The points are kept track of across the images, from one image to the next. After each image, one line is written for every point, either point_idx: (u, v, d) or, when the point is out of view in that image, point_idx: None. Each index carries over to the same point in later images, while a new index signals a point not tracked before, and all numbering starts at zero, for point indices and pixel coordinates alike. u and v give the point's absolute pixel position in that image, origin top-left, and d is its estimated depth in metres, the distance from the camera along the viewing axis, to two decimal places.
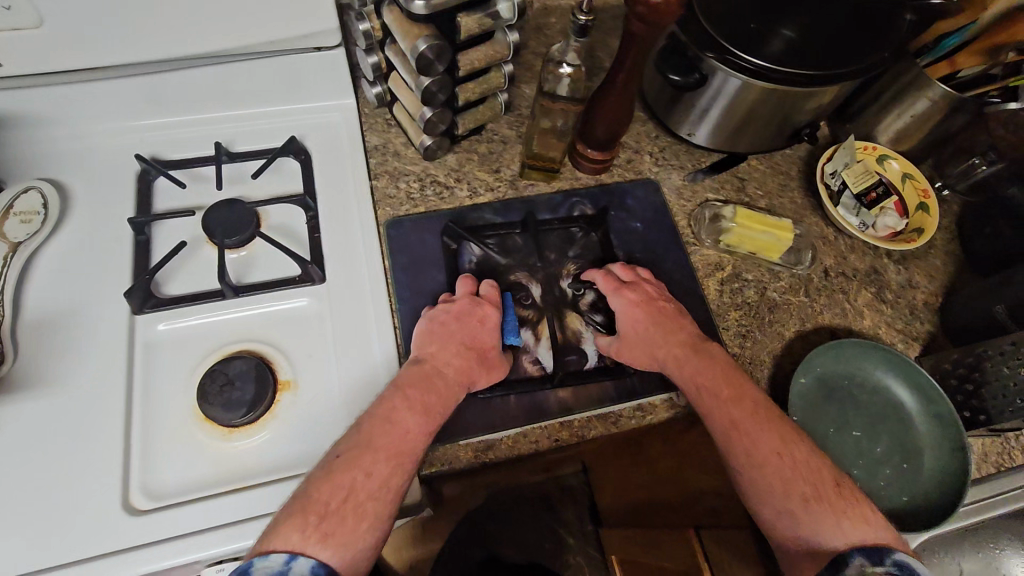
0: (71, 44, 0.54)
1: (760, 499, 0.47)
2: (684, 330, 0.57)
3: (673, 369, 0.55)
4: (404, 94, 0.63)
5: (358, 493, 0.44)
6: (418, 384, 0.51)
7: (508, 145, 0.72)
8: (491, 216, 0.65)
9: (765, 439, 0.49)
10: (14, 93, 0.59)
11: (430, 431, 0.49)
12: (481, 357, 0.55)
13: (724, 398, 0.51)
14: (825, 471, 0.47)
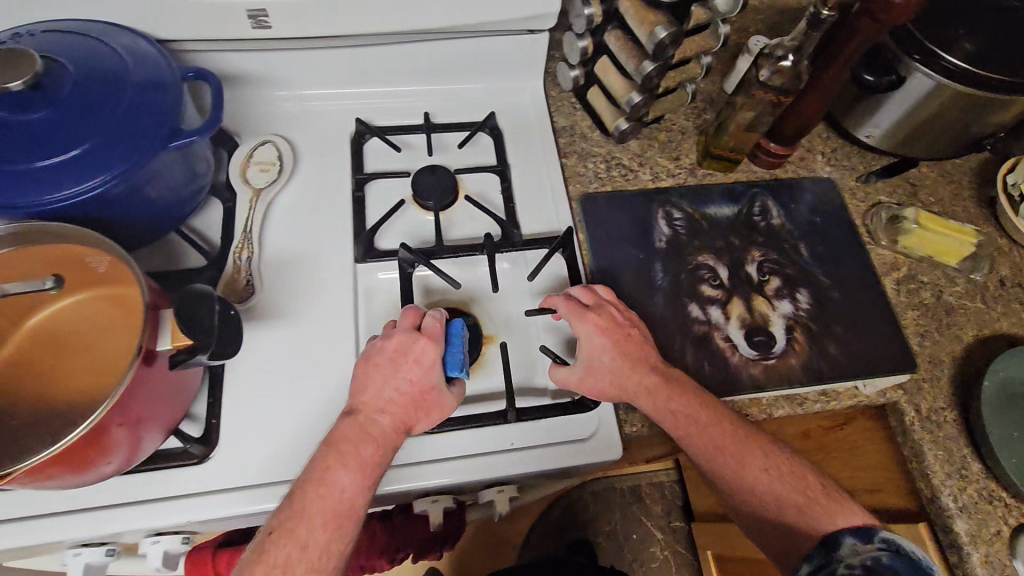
0: (325, 12, 0.59)
1: (765, 516, 0.52)
2: (641, 382, 0.54)
3: (644, 403, 0.54)
4: (611, 78, 0.65)
5: (295, 567, 0.43)
6: (353, 437, 0.49)
7: (686, 134, 0.75)
8: (677, 200, 0.69)
9: (725, 461, 0.52)
10: (259, 54, 0.65)
11: (368, 485, 0.47)
12: (416, 398, 0.52)
13: (702, 427, 0.53)
14: (804, 475, 0.52)
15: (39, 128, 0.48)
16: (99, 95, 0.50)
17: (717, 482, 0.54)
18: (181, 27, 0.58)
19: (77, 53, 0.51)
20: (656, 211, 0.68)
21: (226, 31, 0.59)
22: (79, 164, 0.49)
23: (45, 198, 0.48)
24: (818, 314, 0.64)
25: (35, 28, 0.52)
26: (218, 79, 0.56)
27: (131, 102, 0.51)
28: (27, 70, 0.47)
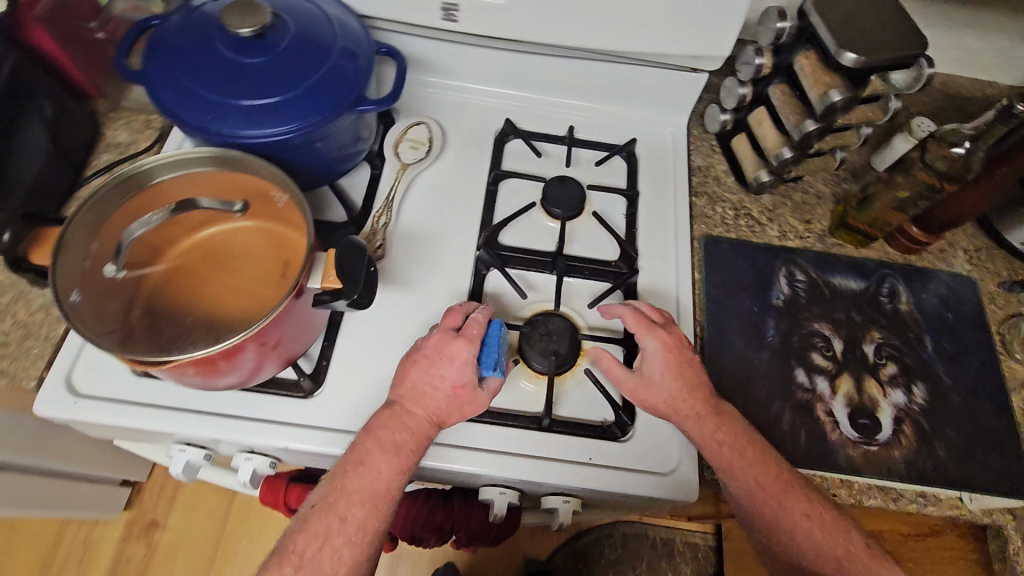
0: (510, 18, 0.64)
1: (801, 564, 0.49)
2: (696, 405, 0.53)
3: (697, 429, 0.52)
4: (765, 130, 0.66)
5: (333, 539, 0.45)
6: (391, 427, 0.50)
7: (821, 200, 0.74)
8: (803, 263, 0.68)
9: (767, 503, 0.50)
10: (439, 45, 0.71)
11: (403, 469, 0.49)
12: (451, 396, 0.52)
13: (748, 458, 0.51)
14: (848, 528, 0.49)
15: (250, 71, 0.55)
16: (304, 54, 0.56)
17: (752, 522, 0.51)
18: (383, 6, 0.64)
19: (294, 14, 0.57)
20: (779, 268, 0.67)
21: (418, 16, 0.65)
22: (274, 108, 0.54)
23: (240, 132, 0.54)
24: (932, 412, 0.60)
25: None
26: (405, 60, 0.60)
27: (328, 65, 0.56)
28: (256, 21, 0.53)
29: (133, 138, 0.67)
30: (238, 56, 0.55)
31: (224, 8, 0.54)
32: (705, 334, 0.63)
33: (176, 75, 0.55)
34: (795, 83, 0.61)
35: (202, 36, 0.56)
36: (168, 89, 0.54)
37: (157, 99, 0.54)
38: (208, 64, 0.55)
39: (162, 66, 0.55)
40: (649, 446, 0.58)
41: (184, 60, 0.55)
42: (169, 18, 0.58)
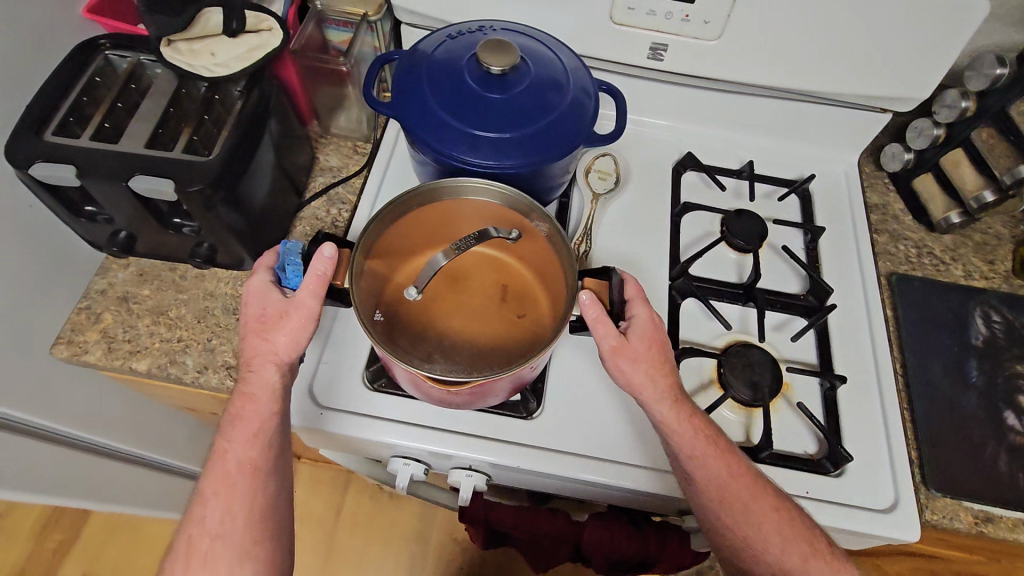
0: (714, 59, 0.66)
1: (759, 553, 0.51)
2: (667, 385, 0.53)
3: (667, 410, 0.52)
4: (963, 171, 0.67)
5: (210, 528, 0.49)
6: (252, 412, 0.51)
7: (1001, 241, 0.74)
8: (996, 303, 0.68)
9: (729, 494, 0.51)
10: (629, 79, 0.74)
11: (251, 446, 0.50)
12: (260, 330, 0.51)
13: (715, 449, 0.52)
14: (810, 525, 0.52)
15: (496, 106, 0.58)
16: (543, 91, 0.59)
17: (708, 509, 0.52)
18: (592, 45, 0.68)
19: (529, 54, 0.61)
20: (973, 309, 0.67)
21: (624, 55, 0.68)
22: (518, 142, 0.57)
23: (485, 162, 0.57)
24: None
25: (495, 25, 0.63)
26: (625, 99, 0.63)
27: (563, 103, 0.59)
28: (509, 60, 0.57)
29: (344, 163, 0.71)
30: (485, 89, 0.58)
31: (479, 46, 0.57)
32: (908, 372, 0.63)
33: (425, 105, 0.58)
34: (1008, 128, 0.62)
35: (448, 70, 0.59)
36: (418, 118, 0.57)
37: (407, 127, 0.58)
38: (457, 97, 0.58)
39: (411, 96, 0.58)
40: (866, 483, 0.58)
41: (432, 92, 0.58)
42: (410, 52, 0.62)
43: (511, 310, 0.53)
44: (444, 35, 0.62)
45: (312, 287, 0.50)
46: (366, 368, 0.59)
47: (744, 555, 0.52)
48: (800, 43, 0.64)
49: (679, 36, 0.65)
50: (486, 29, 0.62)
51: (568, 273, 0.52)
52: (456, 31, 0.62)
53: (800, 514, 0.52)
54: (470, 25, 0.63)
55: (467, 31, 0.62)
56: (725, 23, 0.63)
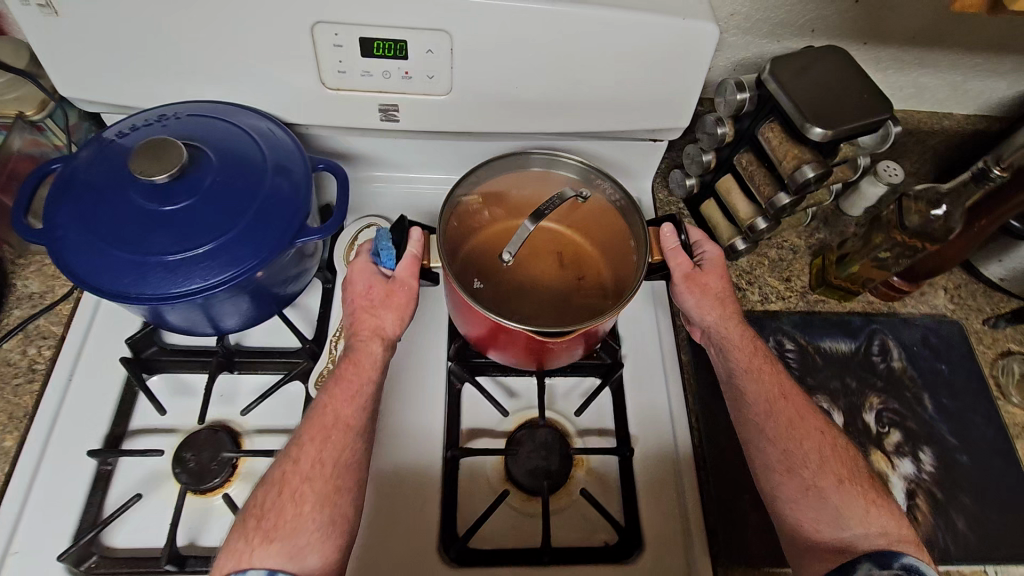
0: (455, 114, 0.60)
1: (791, 474, 0.49)
2: (728, 307, 0.57)
3: (719, 328, 0.56)
4: (735, 197, 0.63)
5: (289, 481, 0.45)
6: (351, 375, 0.52)
7: (798, 254, 0.71)
8: (790, 329, 0.64)
9: (778, 410, 0.51)
10: (382, 141, 0.66)
11: (355, 399, 0.50)
12: (369, 308, 0.55)
13: (771, 370, 0.54)
14: (860, 465, 0.50)
15: (172, 217, 0.49)
16: (234, 189, 0.50)
17: (749, 442, 0.52)
18: (316, 116, 0.59)
19: (219, 144, 0.52)
20: (767, 338, 0.64)
21: (356, 120, 0.60)
22: (201, 257, 0.48)
23: (164, 290, 0.47)
24: (944, 478, 0.58)
25: (180, 112, 0.54)
26: (347, 178, 0.55)
27: (262, 198, 0.51)
28: (171, 162, 0.48)
29: (47, 286, 0.60)
30: (155, 200, 0.49)
31: (134, 152, 0.48)
32: (704, 426, 0.60)
33: (83, 228, 0.48)
34: (762, 153, 0.57)
35: (111, 181, 0.49)
36: (74, 247, 0.48)
37: (61, 260, 0.48)
38: (121, 214, 0.48)
39: (66, 220, 0.48)
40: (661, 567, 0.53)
41: (93, 210, 0.49)
42: (72, 161, 0.51)
43: (572, 273, 0.58)
44: (114, 134, 0.52)
45: (412, 269, 0.55)
46: (63, 555, 0.48)
47: (779, 476, 0.49)
48: (539, 86, 0.58)
49: (407, 95, 0.57)
50: (166, 120, 0.53)
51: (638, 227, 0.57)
52: (130, 127, 0.53)
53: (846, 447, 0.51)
54: (150, 117, 0.54)
55: (143, 126, 0.53)
56: (450, 76, 0.56)
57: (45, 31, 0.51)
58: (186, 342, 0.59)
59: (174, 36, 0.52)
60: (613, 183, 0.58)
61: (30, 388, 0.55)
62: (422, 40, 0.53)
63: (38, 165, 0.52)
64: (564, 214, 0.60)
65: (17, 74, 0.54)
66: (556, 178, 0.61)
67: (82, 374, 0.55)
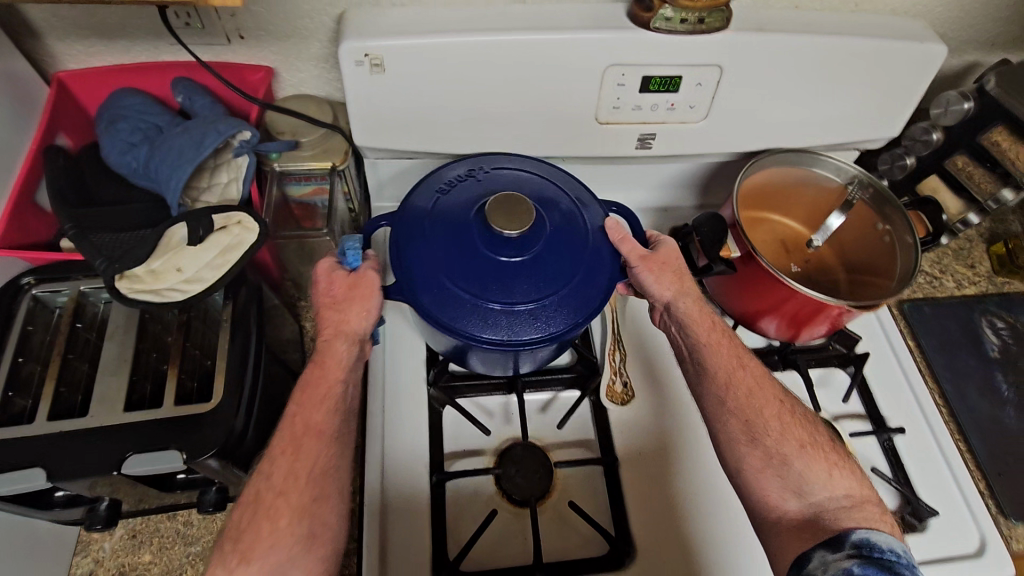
0: (701, 138, 0.65)
1: (761, 445, 0.50)
2: (691, 286, 0.55)
3: (684, 302, 0.54)
4: (944, 197, 0.69)
5: (263, 500, 0.42)
6: (316, 380, 0.47)
7: (974, 243, 0.79)
8: (996, 309, 0.72)
9: (738, 385, 0.52)
10: (612, 169, 0.71)
11: (329, 405, 0.46)
12: (330, 304, 0.49)
13: (732, 343, 0.54)
14: (815, 423, 0.52)
15: (528, 268, 0.51)
16: (567, 240, 0.53)
17: (724, 413, 0.52)
18: (577, 146, 0.64)
19: (538, 193, 0.55)
20: (979, 319, 0.71)
21: (612, 149, 0.65)
22: (565, 302, 0.51)
23: (521, 334, 0.50)
24: None
25: (484, 165, 0.58)
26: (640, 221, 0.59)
27: (596, 240, 0.54)
28: (529, 218, 0.51)
29: None
30: (508, 250, 0.51)
31: (502, 207, 0.51)
32: (953, 403, 0.65)
33: (446, 283, 0.51)
34: (981, 155, 0.65)
35: (456, 238, 0.52)
36: (443, 305, 0.50)
37: (431, 317, 0.50)
38: (479, 268, 0.51)
39: (427, 280, 0.51)
40: (949, 529, 0.58)
41: (445, 263, 0.52)
42: (400, 219, 0.54)
43: (800, 260, 0.69)
44: (432, 190, 0.55)
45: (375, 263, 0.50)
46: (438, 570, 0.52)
47: (745, 449, 0.50)
48: (782, 109, 0.64)
49: (667, 124, 0.63)
50: (477, 176, 0.56)
51: (891, 225, 0.64)
52: (448, 181, 0.56)
53: (803, 415, 0.52)
54: (459, 170, 0.57)
55: (460, 182, 0.56)
56: (709, 105, 0.62)
57: (367, 87, 0.55)
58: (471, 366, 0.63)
59: (479, 84, 0.57)
60: (868, 177, 0.64)
61: None
62: (695, 74, 0.59)
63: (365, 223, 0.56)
64: (810, 216, 0.70)
65: (329, 128, 0.57)
66: (814, 181, 0.67)
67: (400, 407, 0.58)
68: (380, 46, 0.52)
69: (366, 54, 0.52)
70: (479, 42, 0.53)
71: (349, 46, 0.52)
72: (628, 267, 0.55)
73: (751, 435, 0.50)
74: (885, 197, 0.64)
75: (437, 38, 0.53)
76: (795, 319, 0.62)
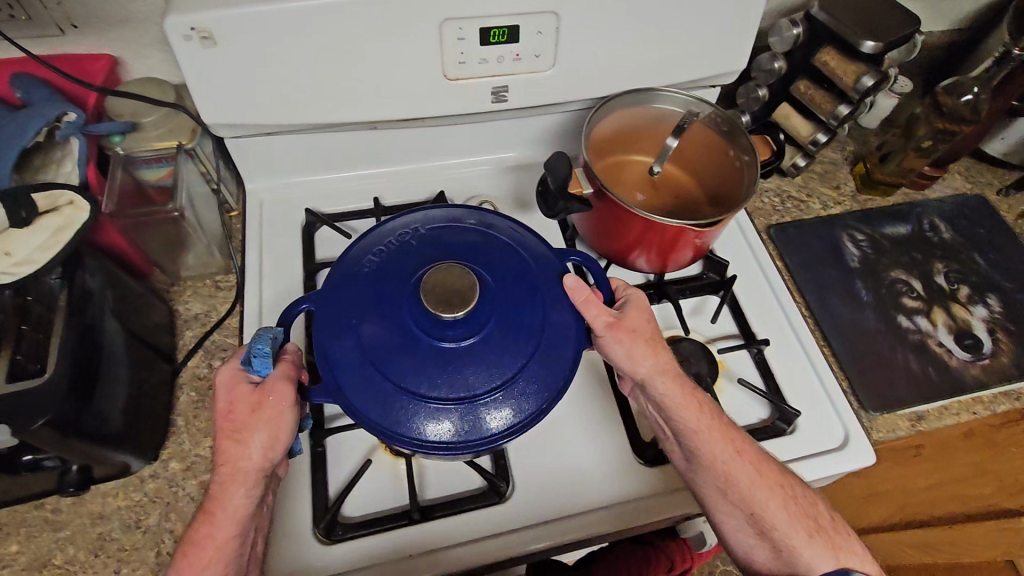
0: (554, 87, 0.67)
1: (766, 534, 0.47)
2: (668, 364, 0.50)
3: (660, 381, 0.50)
4: (795, 121, 0.72)
5: None
6: (206, 534, 0.41)
7: (838, 166, 0.83)
8: (856, 224, 0.76)
9: (733, 474, 0.48)
10: (480, 127, 0.73)
11: (223, 568, 0.40)
12: (228, 432, 0.43)
13: (722, 426, 0.49)
14: (818, 505, 0.48)
15: (465, 358, 0.48)
16: (513, 316, 0.50)
17: (720, 497, 0.48)
18: (432, 105, 0.65)
19: (481, 257, 0.52)
20: (841, 235, 0.74)
21: (468, 106, 0.66)
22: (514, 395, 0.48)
23: (473, 431, 0.47)
24: (1011, 314, 0.70)
25: (418, 227, 0.55)
26: (602, 271, 0.55)
27: (541, 318, 0.50)
28: (472, 298, 0.48)
29: (210, 305, 0.63)
30: (448, 332, 0.48)
31: (437, 283, 0.48)
32: (818, 313, 0.68)
33: (383, 380, 0.47)
34: (819, 77, 0.68)
35: (389, 319, 0.49)
36: (380, 405, 0.47)
37: (366, 417, 0.47)
38: (421, 355, 0.48)
39: (363, 383, 0.47)
40: (815, 427, 0.62)
41: (388, 347, 0.48)
42: (325, 297, 0.51)
43: (670, 195, 0.72)
44: (367, 257, 0.52)
45: (285, 376, 0.45)
46: (317, 523, 0.53)
47: (752, 539, 0.48)
48: (626, 51, 0.66)
49: (516, 75, 0.64)
50: (414, 242, 0.53)
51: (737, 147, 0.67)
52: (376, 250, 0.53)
53: (807, 495, 0.48)
54: (391, 235, 0.54)
55: (390, 252, 0.53)
56: (554, 52, 0.64)
57: (200, 61, 0.55)
58: None
59: (316, 50, 0.57)
60: (710, 104, 0.68)
61: None
62: (532, 23, 0.60)
63: (288, 307, 0.52)
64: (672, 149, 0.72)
65: (170, 107, 0.58)
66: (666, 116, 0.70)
67: None
68: (205, 18, 0.52)
69: (191, 28, 0.53)
70: (304, 7, 0.54)
71: (172, 21, 0.52)
72: (591, 333, 0.52)
73: (749, 521, 0.47)
74: (730, 120, 0.67)
75: (261, 5, 0.53)
76: (661, 249, 0.64)
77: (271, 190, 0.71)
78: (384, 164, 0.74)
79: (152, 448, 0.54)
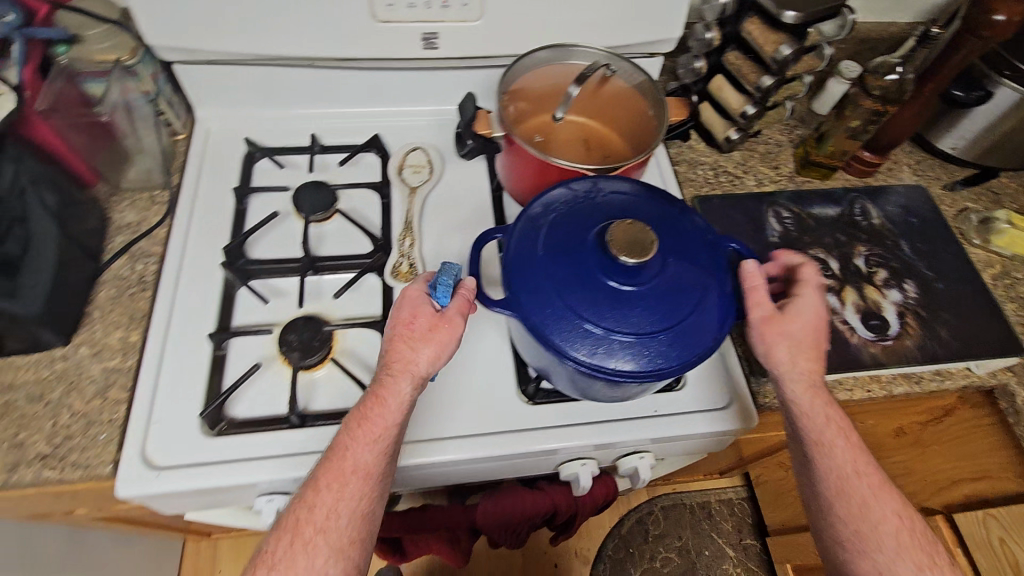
0: (485, 38, 0.69)
1: (874, 549, 0.48)
2: (816, 372, 0.52)
3: (801, 381, 0.52)
4: (727, 94, 0.74)
5: (326, 531, 0.45)
6: (373, 416, 0.48)
7: (782, 147, 0.83)
8: (786, 202, 0.76)
9: (856, 488, 0.49)
10: (419, 76, 0.75)
11: (381, 455, 0.48)
12: (409, 338, 0.50)
13: (851, 441, 0.50)
14: (933, 542, 0.48)
15: (647, 297, 0.50)
16: (686, 277, 0.51)
17: (832, 502, 0.50)
18: (366, 46, 0.69)
19: (684, 221, 0.55)
20: (766, 211, 0.75)
21: (400, 51, 0.69)
22: (678, 337, 0.49)
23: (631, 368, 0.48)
24: (925, 301, 0.69)
25: (587, 189, 0.56)
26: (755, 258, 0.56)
27: (712, 269, 0.52)
28: (650, 250, 0.48)
29: (143, 216, 0.68)
30: (621, 277, 0.49)
31: (623, 232, 0.49)
32: None
33: (560, 301, 0.49)
34: (746, 48, 0.70)
35: (579, 267, 0.50)
36: (557, 322, 0.49)
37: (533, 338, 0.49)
38: (594, 293, 0.49)
39: (542, 305, 0.49)
40: (701, 386, 0.63)
41: (565, 290, 0.50)
42: (514, 234, 0.54)
43: (599, 152, 0.71)
44: (548, 206, 0.55)
45: (462, 308, 0.52)
46: (203, 414, 0.55)
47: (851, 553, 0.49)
48: (556, 7, 0.68)
49: (445, 22, 0.67)
50: (576, 191, 0.56)
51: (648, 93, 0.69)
52: (548, 208, 0.54)
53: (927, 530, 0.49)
54: (580, 184, 0.56)
55: (575, 202, 0.55)
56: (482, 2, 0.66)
57: None
58: (270, 254, 0.67)
59: None
60: (632, 65, 0.69)
61: (144, 295, 0.63)
62: None
63: (481, 233, 0.55)
64: (583, 108, 0.73)
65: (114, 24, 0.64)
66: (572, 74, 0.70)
67: (188, 282, 0.63)
68: None
69: None
70: None
71: None
72: (750, 322, 0.54)
73: (853, 531, 0.49)
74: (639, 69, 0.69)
75: None
76: None
77: (220, 121, 0.76)
78: (329, 105, 0.77)
79: (65, 331, 0.58)
